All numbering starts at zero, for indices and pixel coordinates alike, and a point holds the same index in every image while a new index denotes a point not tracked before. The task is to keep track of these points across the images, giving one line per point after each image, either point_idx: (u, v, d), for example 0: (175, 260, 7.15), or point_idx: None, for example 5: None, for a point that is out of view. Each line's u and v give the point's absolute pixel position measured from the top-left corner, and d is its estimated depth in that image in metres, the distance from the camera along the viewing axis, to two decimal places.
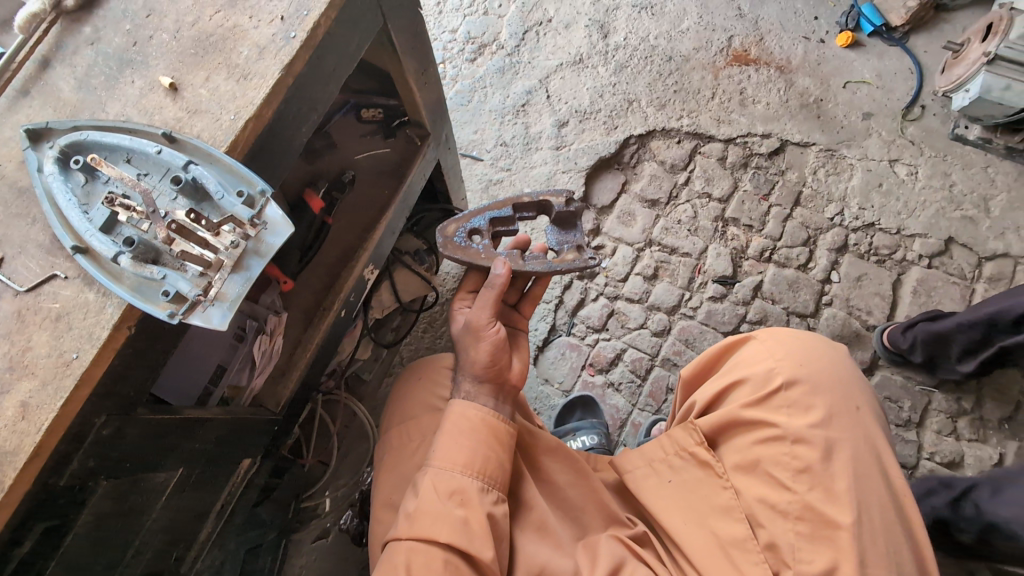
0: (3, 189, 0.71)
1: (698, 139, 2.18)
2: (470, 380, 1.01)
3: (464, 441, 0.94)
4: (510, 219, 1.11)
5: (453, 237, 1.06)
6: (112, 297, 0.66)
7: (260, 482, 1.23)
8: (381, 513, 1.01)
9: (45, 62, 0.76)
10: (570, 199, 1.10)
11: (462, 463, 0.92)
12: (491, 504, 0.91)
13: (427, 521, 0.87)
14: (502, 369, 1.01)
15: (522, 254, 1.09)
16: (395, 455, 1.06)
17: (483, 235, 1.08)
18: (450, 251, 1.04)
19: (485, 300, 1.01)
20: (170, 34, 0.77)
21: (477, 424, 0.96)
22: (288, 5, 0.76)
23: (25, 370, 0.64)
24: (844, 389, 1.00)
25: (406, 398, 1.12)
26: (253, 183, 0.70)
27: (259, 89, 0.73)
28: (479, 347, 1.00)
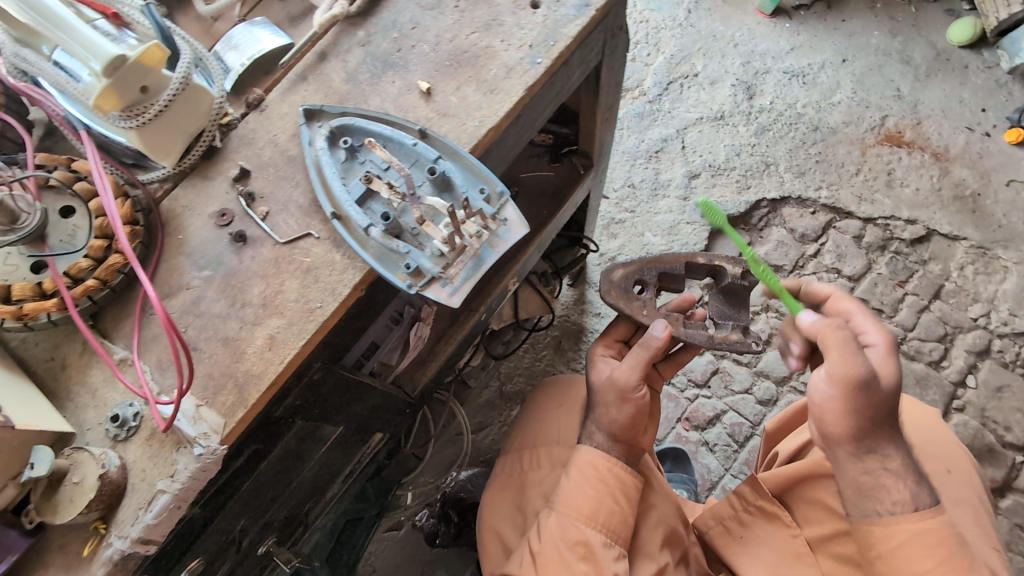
0: (276, 155, 0.84)
1: (835, 213, 2.13)
2: (603, 434, 1.00)
3: (589, 492, 0.96)
4: (679, 275, 1.04)
5: (618, 283, 1.01)
6: (358, 261, 0.75)
7: (379, 458, 1.31)
8: (499, 533, 1.08)
9: (323, 55, 0.89)
10: (748, 272, 1.00)
11: (586, 514, 0.95)
12: (615, 559, 0.94)
13: (549, 566, 0.92)
14: (637, 432, 0.99)
15: (683, 320, 1.00)
16: (514, 481, 1.10)
17: (648, 288, 1.02)
18: (614, 298, 1.00)
19: (635, 360, 0.94)
20: (430, 46, 0.87)
21: (604, 475, 0.97)
22: (537, 34, 0.85)
23: (276, 309, 0.75)
24: (935, 449, 1.02)
25: (535, 424, 1.15)
26: (493, 184, 0.76)
27: (503, 102, 0.81)
28: (619, 408, 0.97)
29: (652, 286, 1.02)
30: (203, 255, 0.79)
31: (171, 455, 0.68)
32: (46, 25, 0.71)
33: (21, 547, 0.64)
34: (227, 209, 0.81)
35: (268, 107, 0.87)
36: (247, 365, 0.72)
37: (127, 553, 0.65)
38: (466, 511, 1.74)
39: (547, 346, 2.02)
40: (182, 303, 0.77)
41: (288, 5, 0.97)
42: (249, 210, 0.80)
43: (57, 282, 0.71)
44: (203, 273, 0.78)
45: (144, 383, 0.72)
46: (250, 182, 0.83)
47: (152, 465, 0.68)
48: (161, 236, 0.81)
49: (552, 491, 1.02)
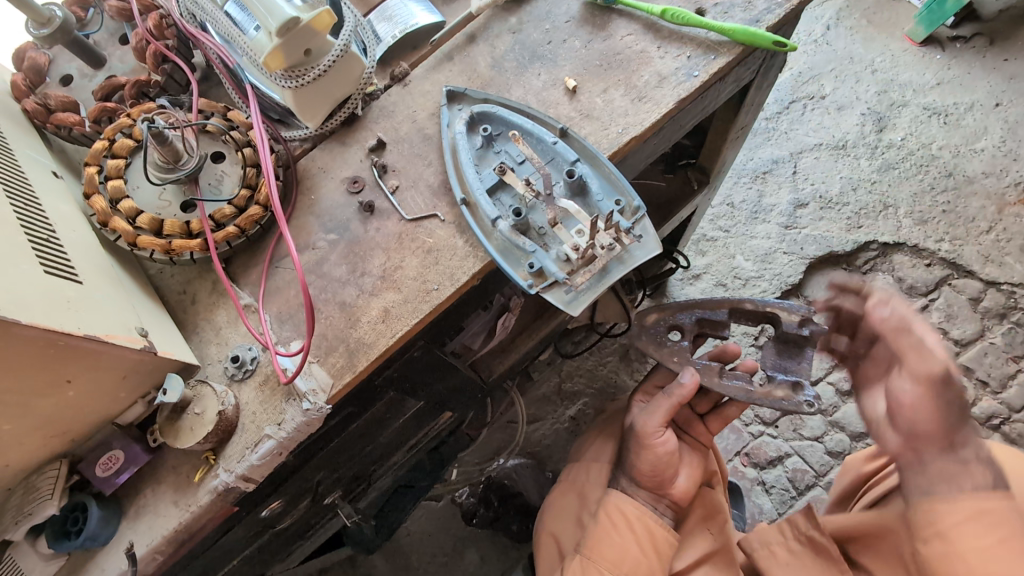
0: (413, 131, 0.85)
1: (953, 269, 2.02)
2: (629, 480, 1.03)
3: (614, 537, 0.94)
4: (722, 322, 0.99)
5: (650, 327, 0.98)
6: (479, 251, 0.75)
7: (441, 435, 1.34)
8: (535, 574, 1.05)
9: (473, 37, 0.89)
10: (806, 320, 0.93)
11: (611, 561, 0.92)
12: None
13: None
14: (663, 480, 0.99)
15: (720, 371, 0.95)
16: (545, 526, 1.09)
17: (684, 335, 0.98)
18: (645, 342, 0.97)
19: (662, 406, 0.96)
20: (582, 42, 0.85)
21: (629, 519, 0.96)
22: (698, 45, 0.81)
23: (392, 283, 0.76)
24: None
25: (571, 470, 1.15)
26: (630, 197, 0.73)
27: (651, 113, 0.78)
28: (644, 456, 0.98)
29: (688, 332, 0.98)
30: (331, 218, 0.82)
31: (280, 404, 0.72)
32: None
33: (142, 461, 0.70)
34: (360, 177, 0.84)
35: (412, 82, 0.88)
36: (360, 333, 0.74)
37: (231, 486, 0.70)
38: (508, 499, 1.76)
39: (613, 353, 1.99)
40: (306, 262, 0.80)
41: None
42: (380, 182, 0.82)
43: (203, 224, 0.76)
44: (329, 236, 0.81)
45: (261, 332, 0.76)
46: (384, 154, 0.84)
47: (263, 410, 0.72)
48: (296, 195, 0.84)
49: (579, 537, 1.00)
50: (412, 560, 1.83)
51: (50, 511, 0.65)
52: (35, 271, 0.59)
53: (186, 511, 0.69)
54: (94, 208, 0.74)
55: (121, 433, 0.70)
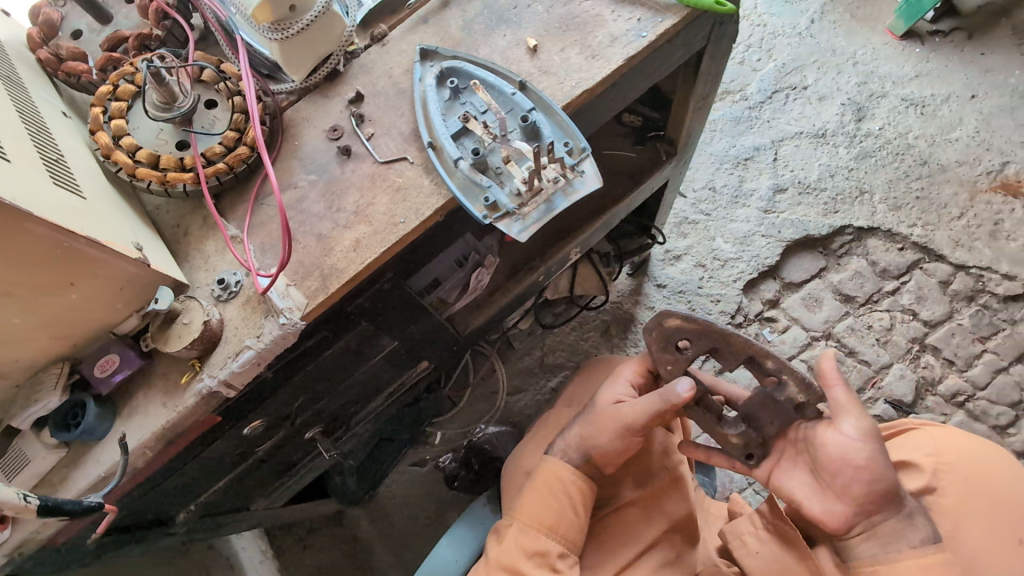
0: (389, 85, 0.93)
1: (925, 253, 2.09)
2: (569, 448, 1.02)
3: (548, 502, 0.96)
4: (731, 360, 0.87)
5: (668, 328, 0.88)
6: (443, 189, 0.84)
7: (419, 388, 1.42)
8: None
9: (446, 3, 0.97)
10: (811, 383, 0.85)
11: (545, 524, 0.95)
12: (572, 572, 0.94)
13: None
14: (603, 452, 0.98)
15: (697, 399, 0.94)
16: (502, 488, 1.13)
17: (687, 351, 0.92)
18: (649, 339, 0.90)
19: (650, 403, 0.92)
20: (544, 7, 0.93)
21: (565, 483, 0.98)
22: (647, 9, 0.89)
23: (364, 218, 0.85)
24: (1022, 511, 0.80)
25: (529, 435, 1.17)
26: (578, 141, 0.81)
27: (602, 69, 0.87)
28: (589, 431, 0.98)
29: (698, 351, 0.89)
30: (312, 161, 0.90)
31: (260, 319, 0.80)
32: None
33: (135, 365, 0.78)
34: (339, 125, 0.92)
35: (390, 42, 0.96)
36: (333, 260, 0.83)
37: (215, 391, 0.78)
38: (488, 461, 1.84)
39: (594, 328, 2.07)
40: (288, 199, 0.88)
41: None
42: (357, 130, 0.91)
43: (196, 160, 0.84)
44: (310, 177, 0.89)
45: (246, 258, 0.84)
46: (363, 106, 0.93)
47: (244, 325, 0.80)
48: (281, 140, 0.93)
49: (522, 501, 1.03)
50: (396, 521, 1.91)
51: (53, 400, 0.75)
52: (44, 183, 0.68)
53: (173, 411, 0.77)
54: (98, 142, 0.83)
55: (118, 341, 0.79)
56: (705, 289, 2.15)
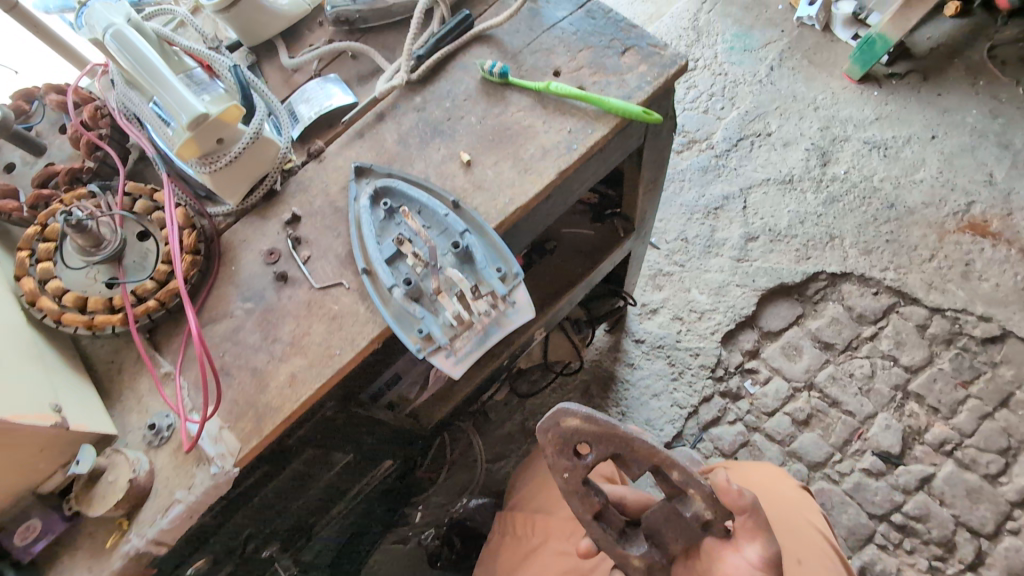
0: (324, 204, 0.92)
1: (900, 297, 2.07)
2: None
3: None
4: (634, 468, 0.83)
5: (566, 427, 0.80)
6: (378, 317, 0.82)
7: (387, 482, 1.37)
8: None
9: (380, 116, 0.97)
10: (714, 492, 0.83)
11: None
12: None
13: None
14: None
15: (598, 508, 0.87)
16: None
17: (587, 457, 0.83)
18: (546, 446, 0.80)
19: None
20: (477, 118, 0.93)
21: None
22: (578, 120, 0.89)
23: (299, 349, 0.82)
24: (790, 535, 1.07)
25: None
26: (512, 265, 0.80)
27: (534, 184, 0.86)
28: None
29: (597, 458, 0.82)
30: (248, 288, 0.89)
31: (190, 469, 0.77)
32: (146, 77, 0.81)
33: (59, 529, 0.75)
34: (276, 248, 0.90)
35: (326, 158, 0.95)
36: (268, 397, 0.80)
37: (142, 551, 0.74)
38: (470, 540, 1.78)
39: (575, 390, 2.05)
40: (223, 330, 0.86)
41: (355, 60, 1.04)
42: (293, 253, 0.89)
43: (125, 300, 0.82)
44: (246, 304, 0.87)
45: (179, 398, 0.81)
46: (299, 227, 0.91)
47: (175, 474, 0.77)
48: (218, 265, 0.91)
49: None
50: None
51: None
52: None
53: None
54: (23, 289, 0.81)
55: (41, 502, 0.75)
56: (684, 343, 2.11)
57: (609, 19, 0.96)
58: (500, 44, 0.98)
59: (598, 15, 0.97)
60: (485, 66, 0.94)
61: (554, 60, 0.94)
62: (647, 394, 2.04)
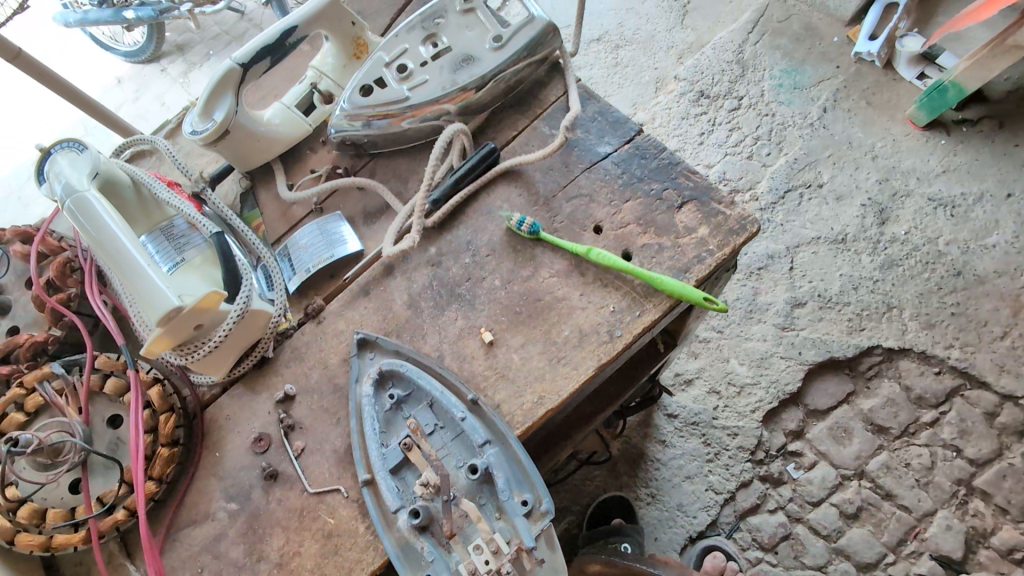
0: (323, 379, 0.79)
1: (966, 380, 1.58)
2: None
3: None
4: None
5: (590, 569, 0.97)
6: (381, 542, 0.69)
7: None
8: None
9: (389, 269, 0.83)
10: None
11: None
12: None
13: None
14: None
15: None
16: None
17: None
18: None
19: None
20: (501, 282, 0.79)
21: None
22: (622, 296, 0.74)
23: (288, 573, 0.71)
24: None
25: None
26: (539, 494, 0.67)
27: (568, 379, 0.72)
28: None
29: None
30: (234, 482, 0.77)
31: None
32: (108, 260, 0.70)
33: None
34: (266, 434, 0.78)
35: (326, 319, 0.83)
36: None
37: None
38: None
39: None
40: (203, 536, 0.75)
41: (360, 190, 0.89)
42: (285, 443, 0.77)
43: (88, 512, 0.71)
44: (230, 505, 0.76)
45: None
46: (293, 408, 0.79)
47: None
48: (199, 451, 0.79)
49: None
50: None
51: None
52: None
53: None
54: None
55: None
56: (720, 421, 1.64)
57: (662, 160, 0.80)
58: (530, 184, 0.83)
59: (649, 153, 0.81)
60: (512, 219, 0.80)
61: (594, 212, 0.80)
62: (675, 479, 1.58)
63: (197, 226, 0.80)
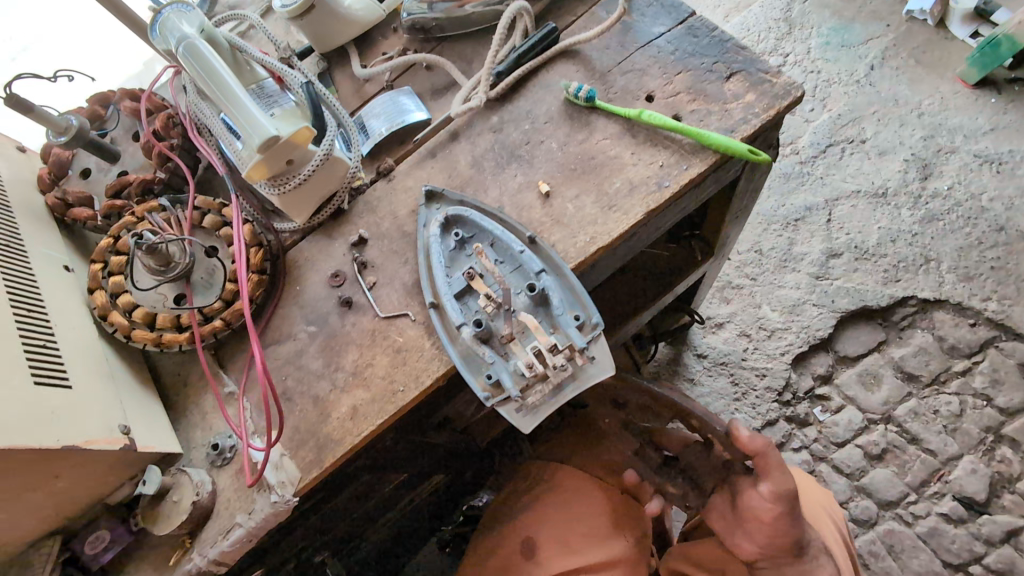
0: (393, 226, 0.89)
1: (1000, 331, 1.61)
2: None
3: None
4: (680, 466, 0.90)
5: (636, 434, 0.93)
6: (445, 355, 0.79)
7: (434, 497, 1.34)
8: None
9: (455, 135, 0.92)
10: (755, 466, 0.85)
11: None
12: None
13: None
14: None
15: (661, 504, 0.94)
16: None
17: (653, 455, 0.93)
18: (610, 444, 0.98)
19: None
20: (558, 145, 0.87)
21: None
22: (671, 154, 0.82)
23: (362, 381, 0.81)
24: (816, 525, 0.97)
25: None
26: (590, 313, 0.75)
27: (618, 223, 0.80)
28: None
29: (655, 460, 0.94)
30: (313, 310, 0.87)
31: (252, 494, 0.78)
32: (216, 92, 0.80)
33: (126, 540, 0.76)
34: (342, 271, 0.88)
35: (397, 177, 0.92)
36: (329, 428, 0.79)
37: (203, 569, 0.76)
38: None
39: None
40: (286, 352, 0.85)
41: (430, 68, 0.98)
42: (359, 278, 0.87)
43: (192, 319, 0.82)
44: (309, 328, 0.86)
45: (241, 420, 0.81)
46: (366, 249, 0.88)
47: (237, 497, 0.78)
48: (281, 285, 0.89)
49: None
50: None
51: None
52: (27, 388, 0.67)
53: None
54: (95, 303, 0.81)
55: (109, 512, 0.77)
56: (750, 362, 1.72)
57: (714, 38, 0.87)
58: (587, 61, 0.91)
59: (701, 32, 0.88)
60: (571, 87, 0.87)
61: (647, 83, 0.87)
62: None
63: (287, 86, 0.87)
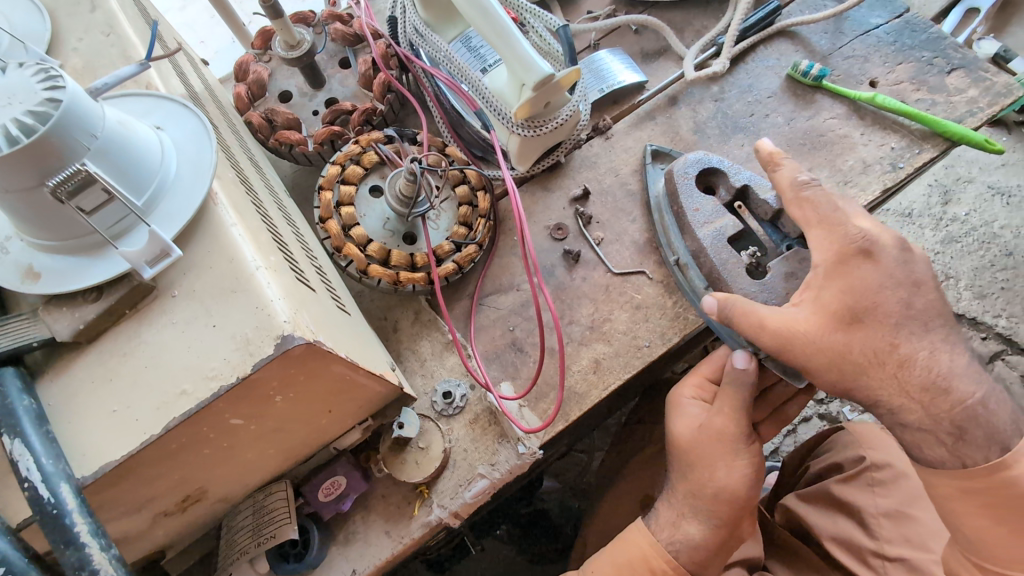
0: (616, 184, 0.87)
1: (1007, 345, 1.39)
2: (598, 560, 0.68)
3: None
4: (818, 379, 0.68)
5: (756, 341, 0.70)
6: (691, 313, 0.79)
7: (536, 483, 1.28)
8: None
9: (674, 100, 0.92)
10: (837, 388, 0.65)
11: None
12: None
13: None
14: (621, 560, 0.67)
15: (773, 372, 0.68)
16: None
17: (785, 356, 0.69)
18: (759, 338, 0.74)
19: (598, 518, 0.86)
20: (784, 120, 0.89)
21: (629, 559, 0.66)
22: (901, 139, 0.86)
23: (601, 335, 0.79)
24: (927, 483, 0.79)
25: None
26: None
27: (856, 198, 0.83)
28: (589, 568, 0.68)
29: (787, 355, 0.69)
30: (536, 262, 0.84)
31: (492, 445, 0.74)
32: (469, 9, 0.73)
33: (361, 489, 0.71)
34: (564, 224, 0.86)
35: (614, 135, 0.90)
36: (571, 382, 0.77)
37: (442, 522, 0.72)
38: None
39: None
40: (510, 302, 0.82)
41: (641, 33, 0.98)
42: (584, 233, 0.84)
43: (429, 259, 0.77)
44: None
45: (474, 369, 0.77)
46: (588, 205, 0.87)
47: (474, 448, 0.74)
48: (498, 234, 0.85)
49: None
50: None
51: (291, 535, 0.62)
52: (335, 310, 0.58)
53: (398, 543, 0.71)
54: (329, 232, 0.75)
55: (343, 458, 0.71)
56: None
57: (932, 34, 0.91)
58: (807, 43, 0.93)
59: (919, 28, 0.92)
60: (800, 65, 0.89)
61: (870, 70, 0.90)
62: None
63: (522, 21, 0.82)
